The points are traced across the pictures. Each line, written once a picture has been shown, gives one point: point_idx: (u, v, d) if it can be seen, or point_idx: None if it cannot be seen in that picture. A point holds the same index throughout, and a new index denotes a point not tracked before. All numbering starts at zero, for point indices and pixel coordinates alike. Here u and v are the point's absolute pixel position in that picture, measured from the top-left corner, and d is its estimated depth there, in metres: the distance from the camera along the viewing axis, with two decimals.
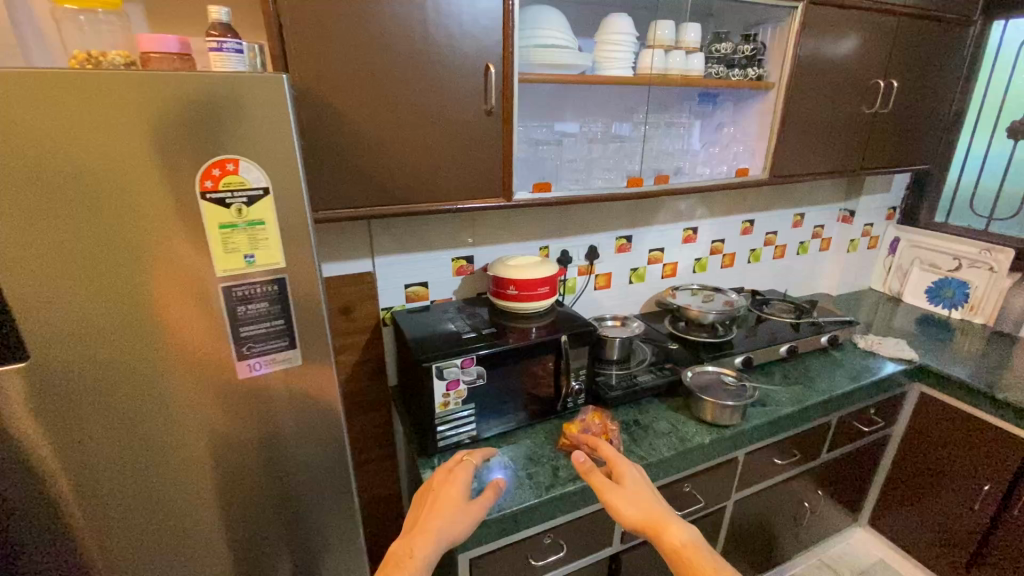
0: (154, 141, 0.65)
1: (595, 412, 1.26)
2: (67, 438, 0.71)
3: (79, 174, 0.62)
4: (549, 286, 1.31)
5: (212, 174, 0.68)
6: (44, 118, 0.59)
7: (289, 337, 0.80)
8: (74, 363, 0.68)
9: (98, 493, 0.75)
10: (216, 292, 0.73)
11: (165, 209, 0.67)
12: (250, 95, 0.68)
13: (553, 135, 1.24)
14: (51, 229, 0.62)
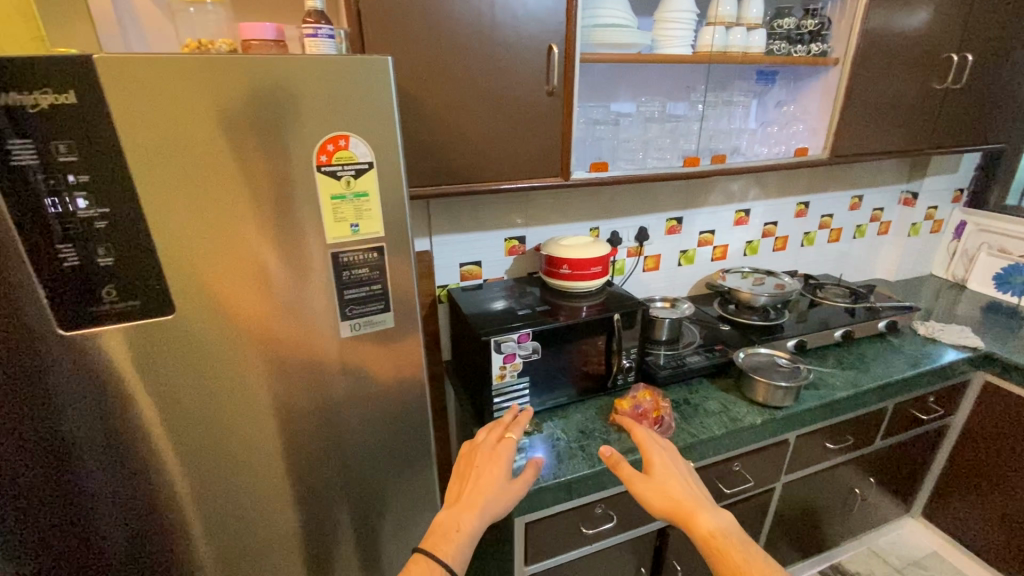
0: (271, 122, 0.67)
1: (646, 389, 1.26)
2: (179, 408, 0.74)
3: (203, 154, 0.65)
4: (602, 265, 1.32)
5: (327, 151, 0.72)
6: (175, 99, 0.62)
7: (385, 300, 0.83)
8: (183, 337, 0.71)
9: (200, 463, 0.78)
10: (327, 257, 0.76)
11: (277, 187, 0.70)
12: (358, 77, 0.70)
13: (610, 115, 1.25)
14: (170, 202, 0.65)
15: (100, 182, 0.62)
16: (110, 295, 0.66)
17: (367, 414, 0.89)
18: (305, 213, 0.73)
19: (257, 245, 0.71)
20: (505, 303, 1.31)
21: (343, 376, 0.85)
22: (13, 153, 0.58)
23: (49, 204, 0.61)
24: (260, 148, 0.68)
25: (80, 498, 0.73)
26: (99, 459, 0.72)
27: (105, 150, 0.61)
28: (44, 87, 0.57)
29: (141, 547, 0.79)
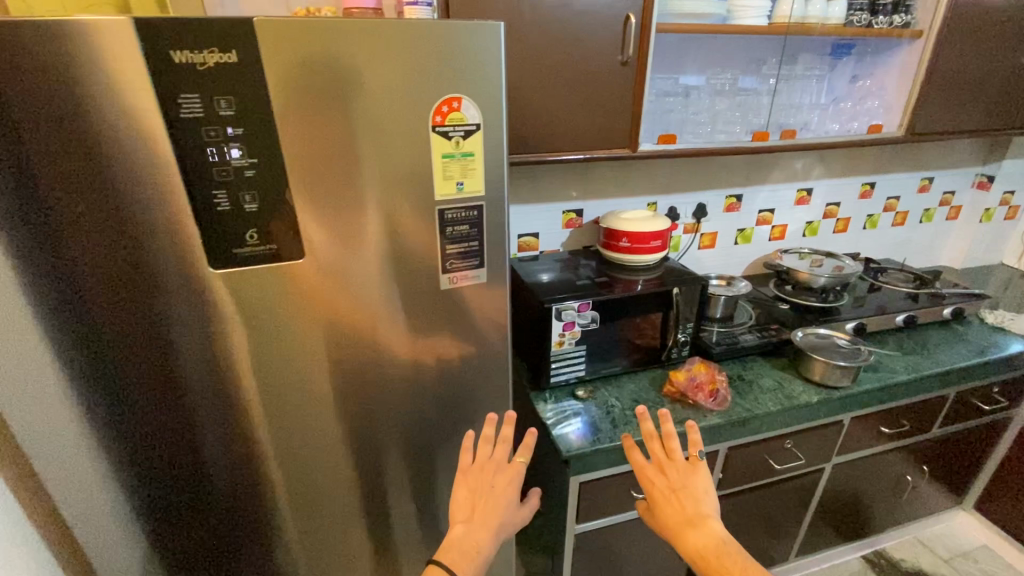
0: (383, 92, 0.62)
1: (701, 363, 1.28)
2: (270, 380, 0.71)
3: (311, 126, 0.60)
4: (662, 240, 1.33)
5: (441, 112, 0.66)
6: (288, 65, 0.57)
7: (480, 259, 0.76)
8: (274, 306, 0.67)
9: (286, 434, 0.75)
10: (432, 214, 0.70)
11: (383, 158, 0.65)
12: (473, 42, 0.64)
13: (679, 87, 1.24)
14: (315, 164, 0.62)
15: (256, 136, 0.59)
16: (252, 239, 0.63)
17: (443, 396, 0.83)
18: (422, 175, 0.67)
19: (358, 210, 0.66)
20: (549, 275, 1.30)
21: (428, 355, 0.79)
22: (182, 107, 0.56)
23: (207, 155, 0.58)
24: (392, 110, 0.63)
25: (200, 456, 0.72)
26: (224, 422, 0.71)
27: (265, 106, 0.58)
28: (211, 44, 0.54)
29: (258, 513, 0.79)
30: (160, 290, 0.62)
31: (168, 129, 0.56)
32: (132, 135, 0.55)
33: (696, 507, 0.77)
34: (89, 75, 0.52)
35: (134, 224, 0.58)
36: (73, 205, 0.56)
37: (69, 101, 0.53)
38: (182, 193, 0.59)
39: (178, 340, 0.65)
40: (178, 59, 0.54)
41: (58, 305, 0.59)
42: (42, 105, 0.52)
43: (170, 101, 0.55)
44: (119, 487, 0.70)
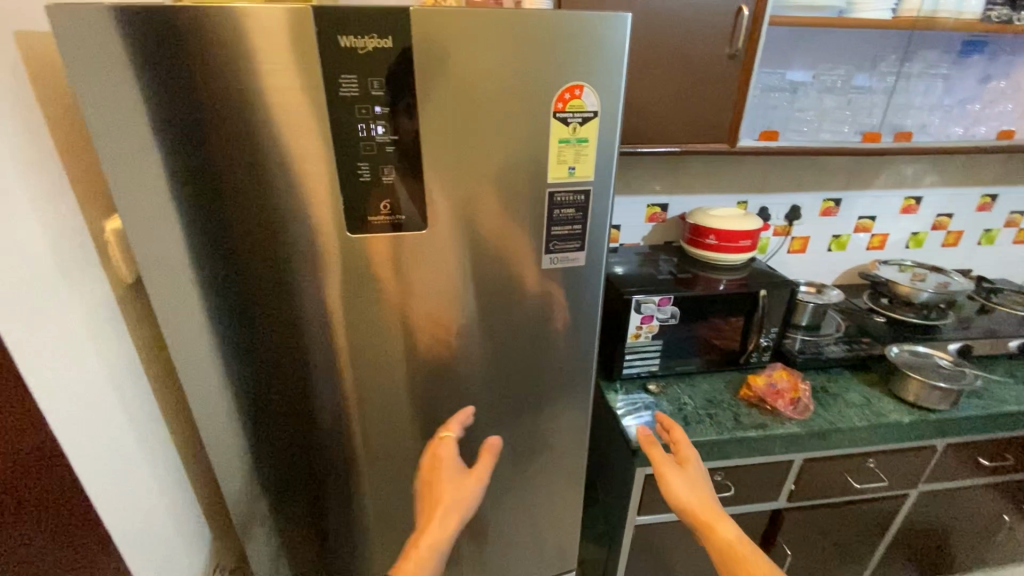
0: (509, 78, 0.65)
1: (783, 370, 1.25)
2: (374, 341, 0.77)
3: (443, 106, 0.65)
4: (752, 240, 1.28)
5: (563, 99, 0.68)
6: (430, 50, 0.62)
7: (582, 240, 0.77)
8: (385, 273, 0.73)
9: (380, 391, 0.82)
10: (542, 196, 0.73)
11: (502, 139, 0.68)
12: (599, 33, 0.66)
13: (786, 83, 1.20)
14: (442, 142, 0.66)
15: (398, 115, 0.64)
16: (382, 209, 0.68)
17: (528, 371, 0.86)
18: (538, 157, 0.70)
19: (471, 191, 0.70)
20: (624, 268, 1.30)
21: (515, 330, 0.82)
22: (342, 87, 0.61)
23: (357, 131, 0.63)
24: (520, 95, 0.66)
25: (310, 402, 0.80)
26: (331, 374, 0.78)
27: (411, 88, 0.63)
28: (371, 31, 0.59)
29: (350, 460, 0.87)
30: (292, 250, 0.68)
31: (327, 106, 0.61)
32: (287, 110, 0.61)
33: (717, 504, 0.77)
34: (266, 56, 0.58)
35: (276, 192, 0.65)
36: (224, 172, 0.63)
37: (238, 77, 0.59)
38: (331, 166, 0.64)
39: (304, 299, 0.72)
40: (344, 44, 0.59)
41: (204, 258, 0.67)
42: (216, 77, 0.58)
43: (332, 80, 0.61)
44: (238, 422, 0.79)
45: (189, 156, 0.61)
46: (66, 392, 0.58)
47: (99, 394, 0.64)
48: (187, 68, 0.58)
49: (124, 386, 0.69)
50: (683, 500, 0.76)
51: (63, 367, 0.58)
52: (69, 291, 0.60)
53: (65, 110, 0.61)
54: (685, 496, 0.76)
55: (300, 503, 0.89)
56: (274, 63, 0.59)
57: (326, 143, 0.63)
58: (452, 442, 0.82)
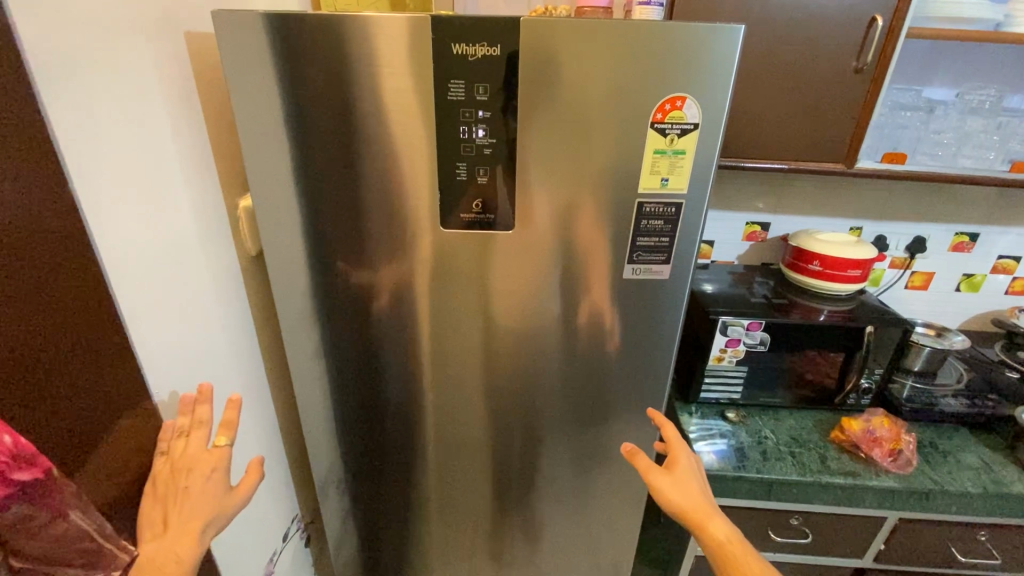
0: (611, 86, 0.66)
1: (884, 417, 1.12)
2: (453, 331, 0.81)
3: (543, 110, 0.66)
4: (863, 270, 1.17)
5: (663, 109, 0.67)
6: (535, 56, 0.64)
7: (668, 252, 0.76)
8: (470, 268, 0.76)
9: (453, 380, 0.85)
10: (632, 205, 0.72)
11: (598, 147, 0.69)
12: (709, 44, 0.64)
13: (920, 101, 1.09)
14: (538, 146, 0.68)
15: (499, 119, 0.67)
16: (474, 206, 0.71)
17: (599, 379, 0.86)
18: (631, 166, 0.70)
19: (561, 196, 0.71)
20: (713, 287, 1.24)
21: (590, 337, 0.82)
22: (450, 91, 0.65)
23: (460, 132, 0.67)
24: (618, 104, 0.67)
25: (389, 381, 0.85)
26: (411, 358, 0.83)
27: (514, 94, 0.65)
28: (482, 39, 0.63)
29: (419, 440, 0.91)
30: (390, 238, 0.74)
31: (435, 108, 0.66)
32: (398, 109, 0.66)
33: (710, 500, 0.72)
34: (387, 59, 0.63)
35: (382, 184, 0.70)
36: (340, 162, 0.69)
37: (362, 78, 0.65)
38: (433, 164, 0.69)
39: (395, 285, 0.77)
40: (456, 51, 0.63)
41: (316, 239, 0.74)
42: (343, 76, 0.65)
43: (443, 83, 0.65)
44: (328, 390, 0.87)
45: (313, 146, 0.68)
46: (188, 344, 0.66)
47: (218, 349, 0.73)
48: (320, 68, 0.64)
49: (239, 344, 0.78)
50: (673, 502, 0.70)
51: (188, 322, 0.65)
52: (205, 256, 0.68)
53: (219, 101, 0.71)
54: (674, 499, 0.70)
55: (371, 473, 0.95)
56: (393, 65, 0.64)
57: (429, 142, 0.67)
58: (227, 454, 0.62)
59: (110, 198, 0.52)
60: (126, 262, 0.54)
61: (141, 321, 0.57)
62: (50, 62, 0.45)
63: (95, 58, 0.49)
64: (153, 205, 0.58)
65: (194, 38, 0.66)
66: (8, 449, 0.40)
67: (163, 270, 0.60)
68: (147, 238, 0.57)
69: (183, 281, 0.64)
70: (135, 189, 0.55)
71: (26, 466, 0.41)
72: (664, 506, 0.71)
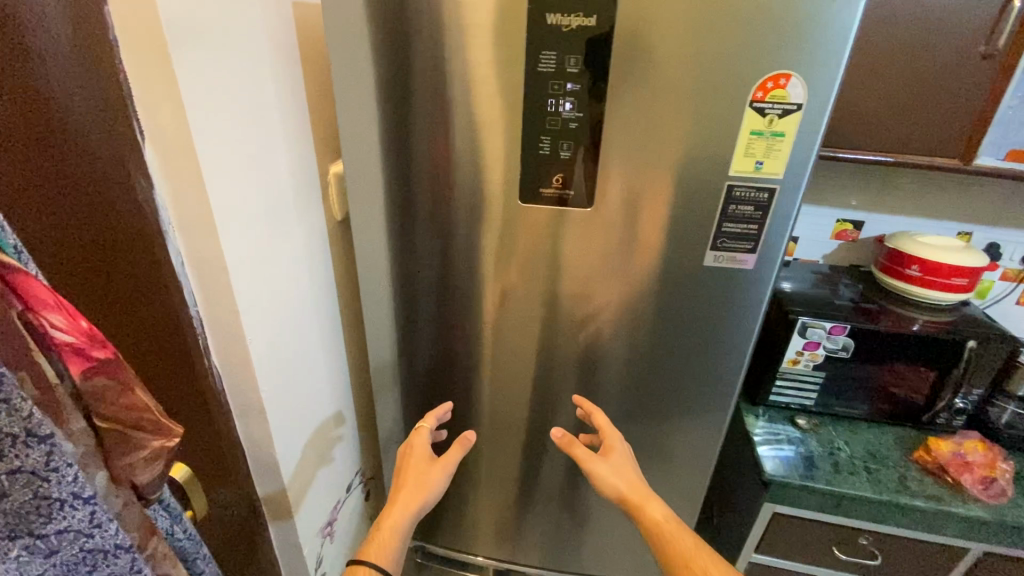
0: (710, 61, 0.62)
1: (979, 440, 1.01)
2: (520, 307, 0.82)
3: (635, 83, 0.64)
4: (970, 278, 1.07)
5: (764, 88, 0.63)
6: (633, 26, 0.61)
7: (755, 241, 0.72)
8: (541, 245, 0.76)
9: (514, 355, 0.86)
10: (721, 189, 0.69)
11: (688, 125, 0.66)
12: (825, 17, 0.59)
13: None
14: (625, 122, 0.66)
15: (590, 93, 0.65)
16: (556, 182, 0.70)
17: (664, 368, 0.84)
18: (724, 146, 0.67)
19: (642, 178, 0.69)
20: (794, 286, 1.17)
21: (659, 324, 0.80)
22: (540, 63, 0.64)
23: (548, 105, 0.66)
24: (715, 81, 0.63)
25: (454, 351, 0.87)
26: (475, 329, 0.85)
27: (607, 67, 0.64)
28: (578, 9, 0.61)
29: (478, 411, 0.93)
30: (464, 210, 0.75)
31: (525, 81, 0.65)
32: (486, 83, 0.66)
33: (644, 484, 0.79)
34: (479, 29, 0.64)
35: (466, 154, 0.71)
36: (424, 134, 0.71)
37: (451, 51, 0.65)
38: (518, 136, 0.69)
39: (470, 256, 0.78)
40: (551, 21, 0.62)
41: (397, 205, 0.77)
42: (432, 48, 0.65)
43: (535, 56, 0.64)
44: (397, 353, 0.90)
45: (403, 115, 0.70)
46: (279, 299, 0.70)
47: (305, 304, 0.77)
48: (415, 36, 0.65)
49: (322, 304, 0.83)
50: (611, 485, 0.78)
51: (281, 279, 0.70)
52: (297, 217, 0.72)
53: (319, 72, 0.74)
54: (612, 483, 0.78)
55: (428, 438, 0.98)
56: (488, 36, 0.64)
57: (516, 114, 0.67)
58: (428, 430, 0.87)
59: (221, 156, 0.56)
60: (232, 217, 0.59)
61: (243, 272, 0.62)
62: (181, 24, 0.49)
63: (219, 23, 0.53)
64: (259, 167, 0.62)
65: (301, 8, 0.69)
66: (79, 329, 0.36)
67: (262, 228, 0.65)
68: (250, 197, 0.61)
69: (279, 241, 0.69)
70: (245, 150, 0.59)
71: (99, 343, 0.38)
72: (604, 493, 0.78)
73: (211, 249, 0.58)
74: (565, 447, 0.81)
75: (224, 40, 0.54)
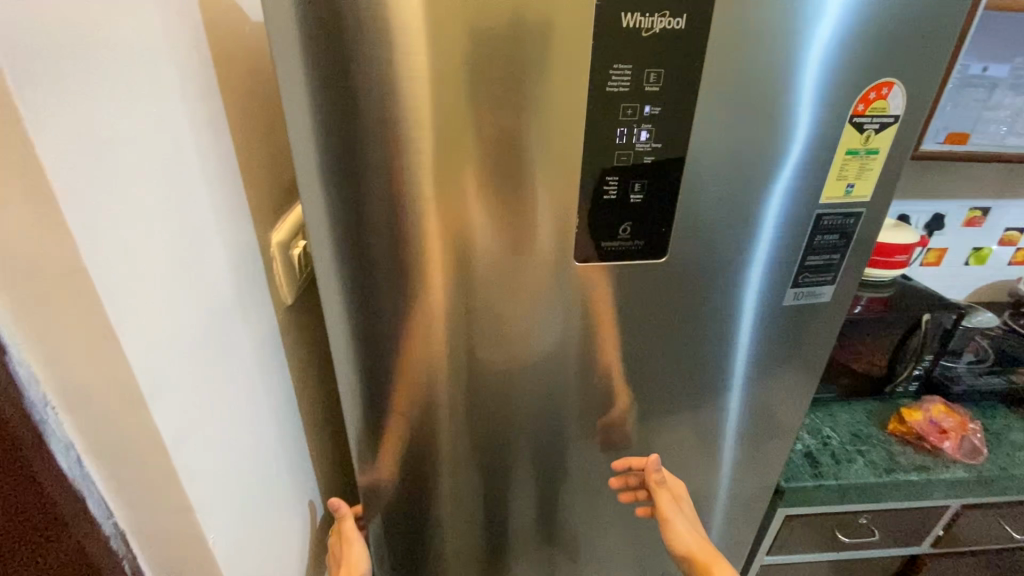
0: (807, 72, 0.52)
1: (941, 403, 1.09)
2: (546, 380, 0.64)
3: (722, 102, 0.52)
4: (908, 255, 1.14)
5: (867, 99, 0.55)
6: (721, 32, 0.49)
7: (835, 272, 0.65)
8: (573, 303, 0.60)
9: (540, 436, 0.69)
10: (810, 218, 0.61)
11: (767, 147, 0.55)
12: (935, 21, 0.52)
13: (992, 80, 1.14)
14: (714, 151, 0.54)
15: (671, 117, 0.52)
16: (625, 232, 0.57)
17: (707, 414, 0.73)
18: (815, 170, 0.58)
19: (702, 211, 0.57)
20: None
21: (705, 369, 0.68)
22: (611, 79, 0.49)
23: (617, 135, 0.52)
24: (813, 93, 0.53)
25: (461, 444, 0.68)
26: (489, 416, 0.66)
27: (692, 84, 0.51)
28: (663, 8, 0.48)
29: (492, 508, 0.74)
30: (478, 273, 0.56)
31: (589, 104, 0.50)
32: (515, 106, 0.49)
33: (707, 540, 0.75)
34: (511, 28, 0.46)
35: (486, 200, 0.52)
36: (421, 180, 0.51)
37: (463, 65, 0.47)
38: (573, 175, 0.52)
39: (488, 329, 0.60)
40: (625, 23, 0.47)
41: (385, 275, 0.56)
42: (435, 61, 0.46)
43: (603, 71, 0.49)
44: (386, 459, 0.69)
45: (389, 156, 0.50)
46: (231, 440, 0.50)
47: (260, 427, 0.57)
48: (414, 45, 0.45)
49: (273, 413, 0.61)
50: (685, 541, 0.73)
51: (230, 412, 0.50)
52: (232, 314, 0.51)
53: None
54: (685, 541, 0.73)
55: (421, 549, 0.77)
56: (525, 40, 0.46)
57: (556, 151, 0.51)
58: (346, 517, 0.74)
59: (130, 273, 0.36)
60: (159, 357, 0.39)
61: (182, 427, 0.42)
62: (43, 80, 0.29)
63: (106, 72, 0.34)
64: (184, 270, 0.43)
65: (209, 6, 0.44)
66: None
67: (199, 355, 0.44)
68: (179, 318, 0.42)
69: (221, 362, 0.49)
70: (163, 254, 0.40)
71: None
72: (671, 549, 0.74)
73: (130, 414, 0.38)
74: (656, 490, 0.72)
75: (114, 95, 0.35)
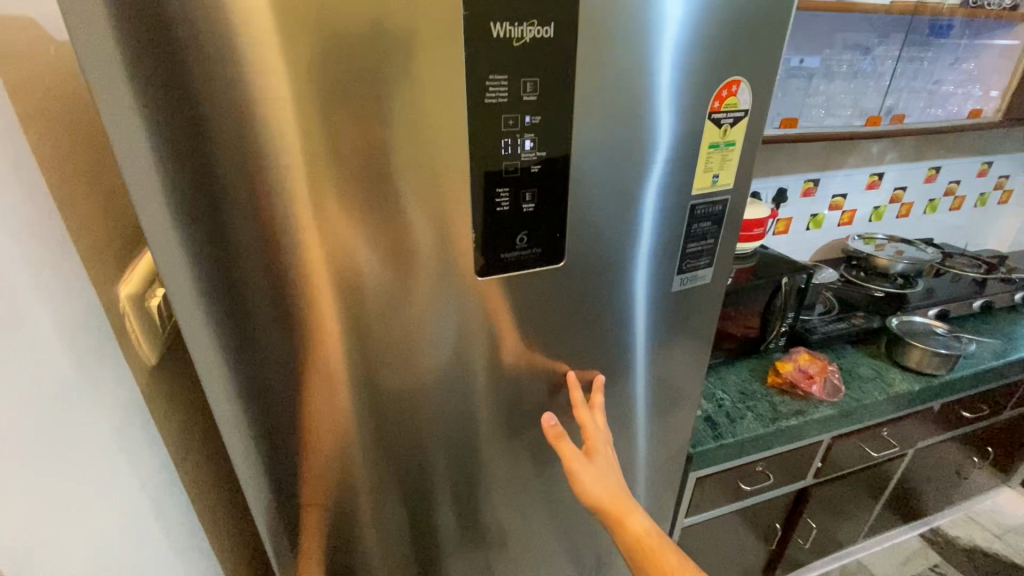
0: (669, 75, 0.56)
1: (805, 353, 1.25)
2: (460, 398, 0.63)
3: (597, 106, 0.54)
4: (763, 228, 1.29)
5: (721, 97, 0.60)
6: (588, 40, 0.50)
7: (711, 254, 0.71)
8: (477, 316, 0.58)
9: (461, 455, 0.67)
10: (686, 209, 0.66)
11: (641, 146, 0.58)
12: (767, 24, 0.58)
13: (807, 69, 1.33)
14: (595, 154, 0.56)
15: (552, 123, 0.53)
16: (522, 242, 0.57)
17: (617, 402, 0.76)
18: (685, 165, 0.62)
19: (591, 211, 0.59)
20: None
21: (609, 361, 0.71)
22: (489, 91, 0.49)
23: (502, 147, 0.52)
24: (676, 94, 0.57)
25: (379, 481, 0.64)
26: (406, 445, 0.63)
27: (568, 90, 0.52)
28: (531, 17, 0.48)
29: (422, 537, 0.71)
30: (375, 300, 0.53)
31: (470, 117, 0.49)
32: (391, 121, 0.46)
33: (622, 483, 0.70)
34: (380, 40, 0.43)
35: (375, 223, 0.49)
36: (297, 209, 0.46)
37: (328, 82, 0.43)
38: (462, 190, 0.51)
39: (394, 357, 0.56)
40: (496, 33, 0.47)
41: (267, 316, 0.50)
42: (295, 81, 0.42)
43: (480, 83, 0.48)
44: (298, 511, 0.62)
45: (255, 188, 0.44)
46: (87, 540, 0.42)
47: (131, 511, 0.49)
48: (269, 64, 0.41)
49: (150, 494, 0.52)
50: (592, 495, 0.69)
51: (83, 508, 0.42)
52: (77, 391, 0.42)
53: None
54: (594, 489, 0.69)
55: None
56: (396, 54, 0.44)
57: (441, 167, 0.49)
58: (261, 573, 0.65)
59: None
60: None
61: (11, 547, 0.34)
62: None
63: None
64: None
65: None
66: None
67: (28, 453, 0.36)
68: None
69: (64, 451, 0.40)
70: None
71: None
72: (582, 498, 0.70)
73: None
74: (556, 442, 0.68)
75: None
